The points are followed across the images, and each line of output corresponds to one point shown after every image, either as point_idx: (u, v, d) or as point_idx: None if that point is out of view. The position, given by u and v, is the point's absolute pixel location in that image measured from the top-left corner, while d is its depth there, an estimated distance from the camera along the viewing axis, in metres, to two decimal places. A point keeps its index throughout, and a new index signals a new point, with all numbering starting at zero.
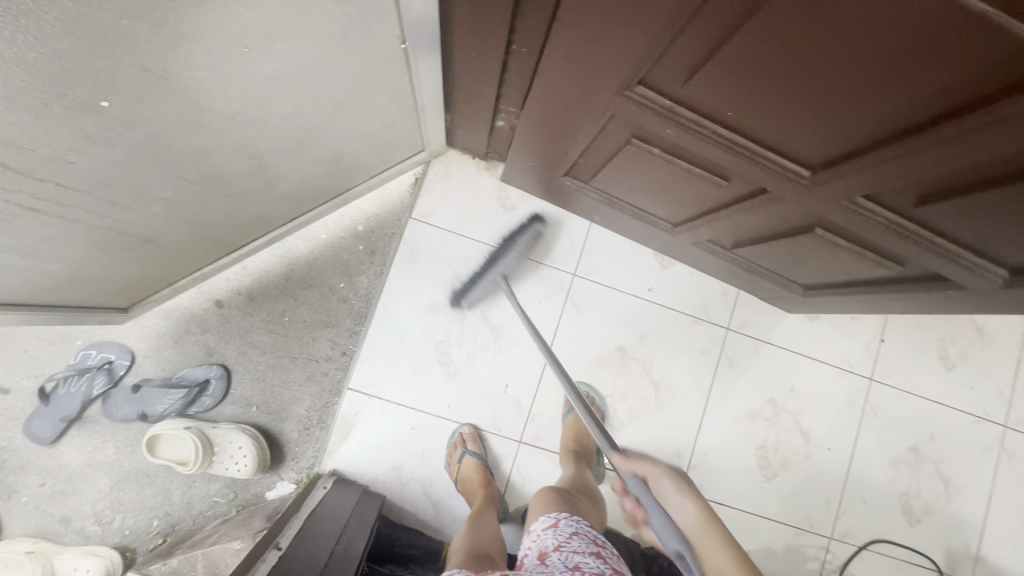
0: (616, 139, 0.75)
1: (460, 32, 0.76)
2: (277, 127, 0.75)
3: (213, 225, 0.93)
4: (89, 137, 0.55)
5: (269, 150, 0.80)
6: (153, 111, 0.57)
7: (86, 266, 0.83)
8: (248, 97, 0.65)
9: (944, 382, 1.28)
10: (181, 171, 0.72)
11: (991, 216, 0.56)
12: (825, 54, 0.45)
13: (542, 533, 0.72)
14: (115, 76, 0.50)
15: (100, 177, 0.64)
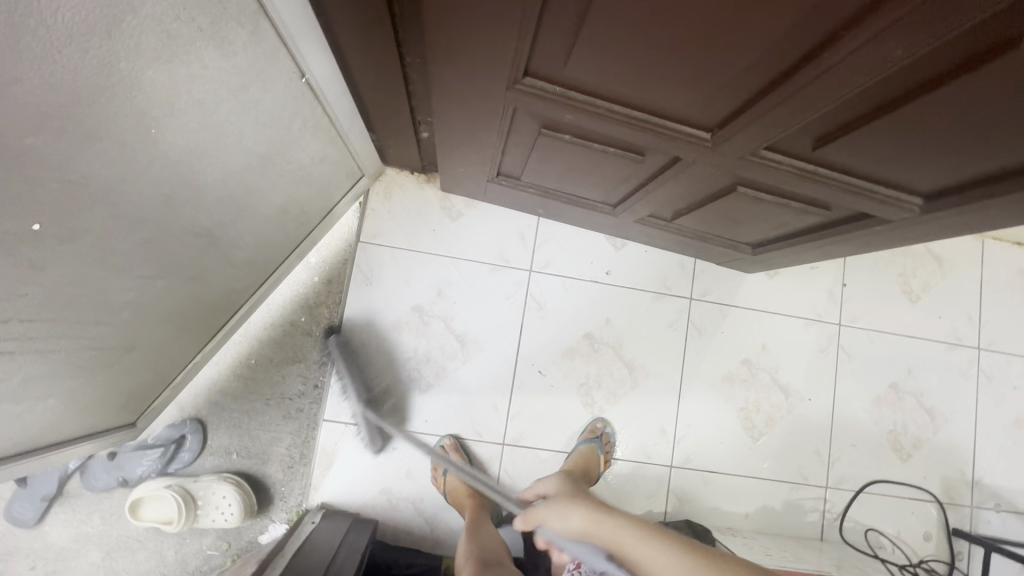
0: (528, 132, 0.76)
1: (355, 54, 0.77)
2: (214, 198, 0.73)
3: (190, 313, 0.88)
4: (34, 263, 0.51)
5: (214, 222, 0.77)
6: (88, 219, 0.54)
7: (83, 395, 0.77)
8: (175, 177, 0.63)
9: (911, 315, 1.29)
10: (142, 270, 0.68)
11: (884, 146, 0.57)
12: (675, 22, 0.46)
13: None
14: (37, 194, 0.47)
15: (63, 299, 0.58)
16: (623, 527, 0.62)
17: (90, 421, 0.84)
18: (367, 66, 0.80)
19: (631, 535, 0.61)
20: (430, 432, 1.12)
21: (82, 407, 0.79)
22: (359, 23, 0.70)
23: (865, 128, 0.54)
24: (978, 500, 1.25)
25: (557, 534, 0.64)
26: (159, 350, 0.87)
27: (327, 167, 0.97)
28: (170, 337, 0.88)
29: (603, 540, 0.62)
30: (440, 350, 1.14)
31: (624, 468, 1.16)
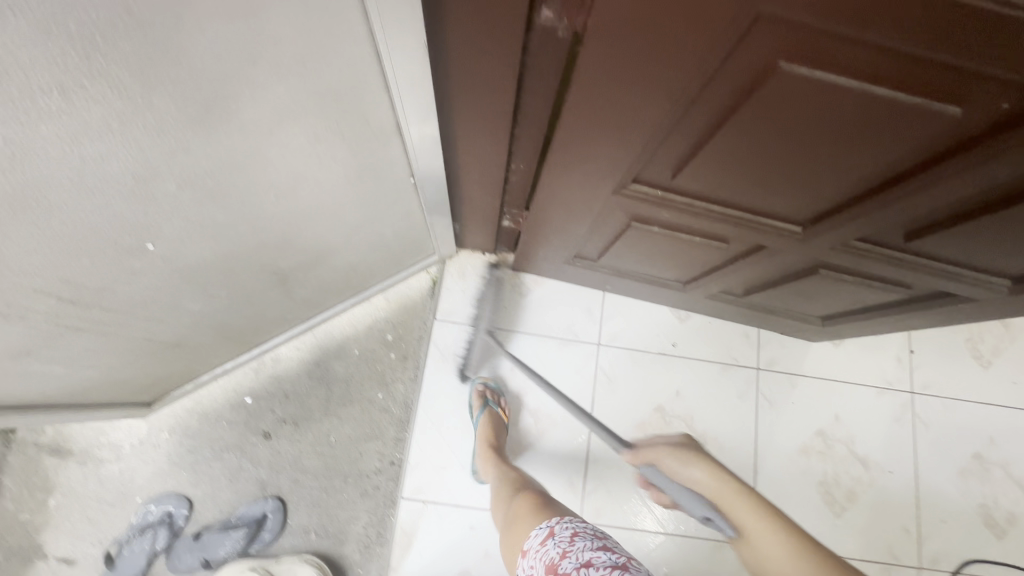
0: (618, 224, 0.83)
1: (462, 168, 0.85)
2: (300, 250, 0.88)
3: (234, 327, 1.04)
4: (135, 270, 0.68)
5: (290, 268, 0.93)
6: (192, 248, 0.71)
7: (120, 368, 0.96)
8: (275, 228, 0.78)
9: (986, 382, 1.27)
10: (210, 289, 0.84)
11: (975, 239, 0.61)
12: (786, 150, 0.52)
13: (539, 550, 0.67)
14: (163, 226, 0.63)
15: (144, 298, 0.76)
16: (712, 480, 0.63)
17: (115, 390, 1.05)
18: (460, 177, 0.89)
19: (730, 488, 0.61)
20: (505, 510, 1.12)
21: (115, 381, 1.00)
22: (473, 148, 0.78)
23: (962, 224, 0.58)
24: None
25: (672, 479, 0.65)
26: (201, 350, 1.06)
27: (405, 241, 1.08)
28: (214, 342, 1.05)
29: (707, 486, 0.63)
30: (514, 425, 1.16)
31: (707, 549, 1.13)
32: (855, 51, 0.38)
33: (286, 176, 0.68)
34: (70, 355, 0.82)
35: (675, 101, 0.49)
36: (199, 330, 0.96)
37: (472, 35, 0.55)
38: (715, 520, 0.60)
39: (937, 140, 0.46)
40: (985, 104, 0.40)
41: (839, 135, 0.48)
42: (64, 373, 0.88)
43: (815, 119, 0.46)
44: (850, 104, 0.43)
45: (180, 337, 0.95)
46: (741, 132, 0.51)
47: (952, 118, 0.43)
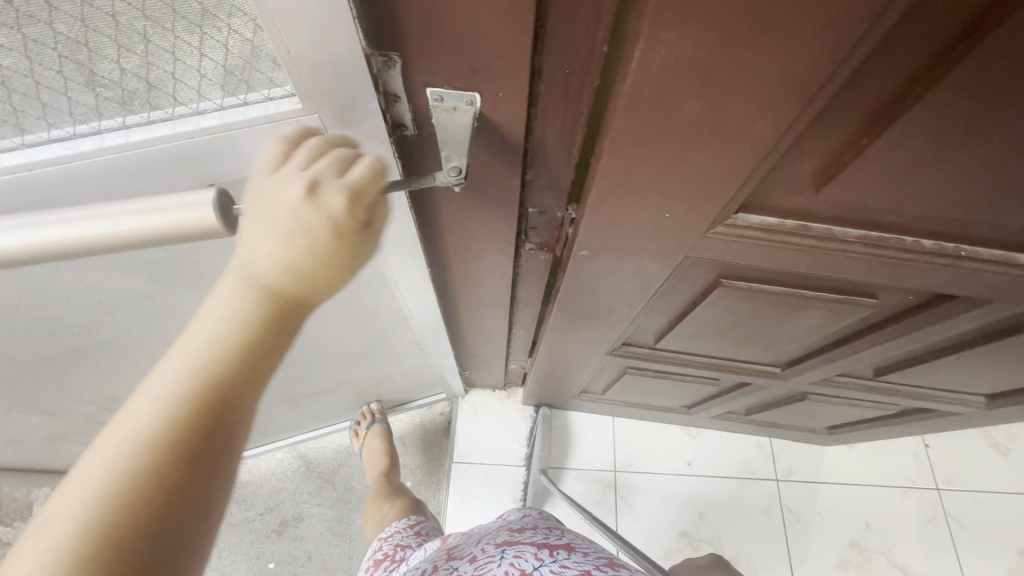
0: (614, 370, 0.90)
1: (471, 342, 0.93)
2: (314, 384, 0.96)
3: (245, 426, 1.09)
4: None
5: (304, 394, 1.00)
6: None
7: None
8: (295, 373, 0.86)
9: (1010, 470, 1.26)
10: None
11: (937, 373, 0.67)
12: (747, 324, 0.60)
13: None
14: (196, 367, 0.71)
15: None
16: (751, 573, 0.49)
17: None
18: (474, 347, 0.97)
19: None
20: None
21: None
22: (477, 332, 0.86)
23: (921, 365, 0.64)
24: None
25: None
26: None
27: (416, 381, 1.15)
28: None
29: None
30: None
31: None
32: (775, 272, 0.48)
33: (305, 347, 0.76)
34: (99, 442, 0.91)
35: (643, 303, 0.58)
36: None
37: (468, 276, 0.64)
38: None
39: (869, 316, 0.54)
40: (892, 295, 0.49)
41: (786, 315, 0.56)
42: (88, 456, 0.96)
43: (763, 308, 0.55)
44: (786, 300, 0.52)
45: None
46: (702, 316, 0.60)
47: (871, 305, 0.51)
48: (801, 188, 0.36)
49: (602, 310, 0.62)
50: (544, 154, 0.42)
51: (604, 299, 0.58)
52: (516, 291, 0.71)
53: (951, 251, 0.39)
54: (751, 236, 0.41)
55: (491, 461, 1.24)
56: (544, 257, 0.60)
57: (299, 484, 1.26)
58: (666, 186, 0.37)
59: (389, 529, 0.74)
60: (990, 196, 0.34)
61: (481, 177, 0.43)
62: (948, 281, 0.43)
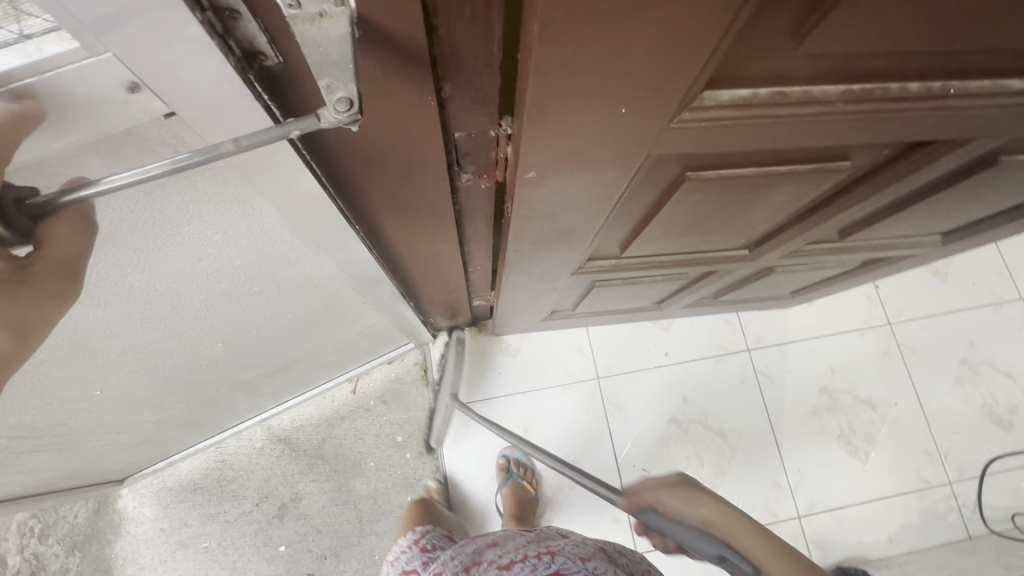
0: (582, 286, 0.85)
1: (428, 289, 0.86)
2: (263, 364, 0.87)
3: (201, 420, 1.02)
4: (80, 410, 0.67)
5: (256, 377, 0.91)
6: (141, 386, 0.70)
7: (89, 462, 0.96)
8: (236, 359, 0.78)
9: (946, 290, 1.36)
10: (169, 405, 0.83)
11: (903, 222, 0.66)
12: (715, 214, 0.56)
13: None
14: (108, 378, 0.62)
15: (96, 424, 0.75)
16: (724, 517, 0.54)
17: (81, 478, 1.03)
18: (431, 294, 0.90)
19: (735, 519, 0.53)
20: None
21: (85, 470, 0.99)
22: (430, 277, 0.79)
23: (888, 218, 0.63)
24: None
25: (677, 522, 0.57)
26: (167, 443, 1.06)
27: (378, 338, 1.08)
28: (179, 433, 1.05)
29: (721, 526, 0.54)
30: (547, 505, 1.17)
31: None
32: (747, 153, 0.42)
33: (235, 333, 0.67)
34: (28, 470, 0.80)
35: (605, 216, 0.52)
36: (164, 430, 0.96)
37: (404, 224, 0.55)
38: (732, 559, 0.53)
39: (844, 179, 0.50)
40: (869, 152, 0.45)
41: (756, 196, 0.52)
42: (25, 482, 0.87)
43: (732, 194, 0.50)
44: (759, 181, 0.47)
45: (142, 438, 0.95)
46: (670, 215, 0.54)
47: (847, 167, 0.47)
48: (778, 44, 0.29)
49: (562, 232, 0.55)
50: (459, 59, 0.33)
51: (563, 219, 0.52)
52: (463, 229, 0.64)
53: (940, 91, 0.35)
54: (722, 117, 0.34)
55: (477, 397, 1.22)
56: (485, 186, 0.52)
57: (288, 465, 1.22)
58: (617, 73, 0.29)
59: (396, 550, 0.73)
60: (994, 11, 0.28)
61: (383, 103, 0.34)
62: (932, 124, 0.39)
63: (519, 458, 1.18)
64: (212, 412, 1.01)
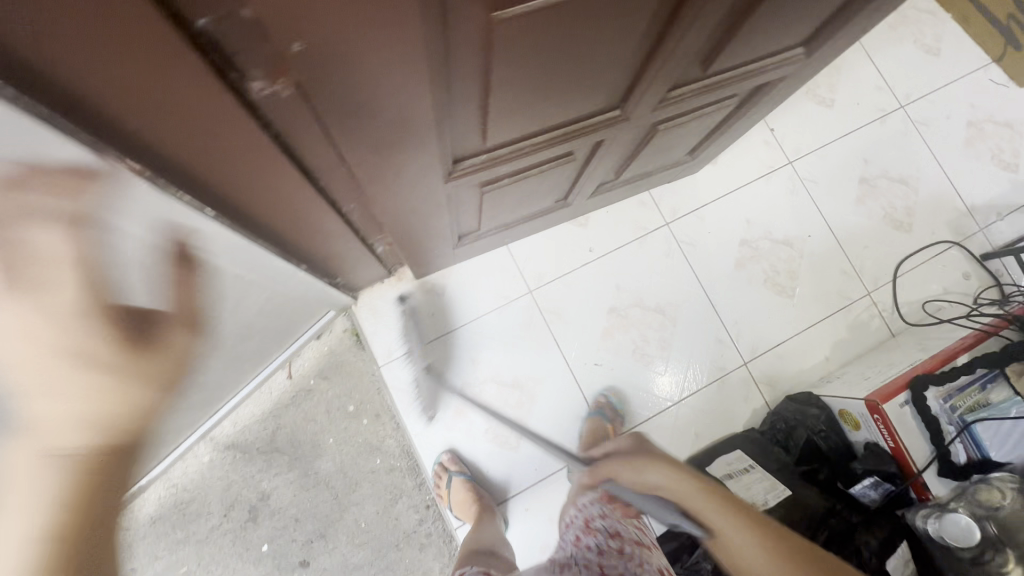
0: (472, 196, 0.80)
1: (309, 245, 0.79)
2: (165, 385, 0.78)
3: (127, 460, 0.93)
4: None
5: (162, 397, 0.83)
6: None
7: None
8: None
9: (836, 116, 1.39)
10: None
11: (756, 37, 0.64)
12: (554, 63, 0.51)
13: (587, 505, 0.81)
14: None
15: None
16: (675, 483, 0.67)
17: None
18: (319, 250, 0.83)
19: (689, 482, 0.67)
20: (559, 467, 1.16)
21: None
22: (300, 227, 0.71)
23: (738, 33, 0.60)
24: (984, 223, 1.38)
25: (632, 484, 0.70)
26: None
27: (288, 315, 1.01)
28: None
29: (670, 488, 0.67)
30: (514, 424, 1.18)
31: (708, 395, 1.23)
32: None
33: None
34: None
35: (434, 90, 0.47)
36: None
37: (217, 164, 0.49)
38: (686, 522, 0.65)
39: None
40: None
41: (588, 29, 0.48)
42: None
43: (556, 27, 0.46)
44: (576, 4, 0.43)
45: None
46: (508, 73, 0.50)
47: None
48: None
49: (397, 121, 0.50)
50: None
51: (383, 113, 0.48)
52: (302, 158, 0.55)
53: None
54: None
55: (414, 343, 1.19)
56: (289, 96, 0.44)
57: (242, 468, 1.17)
58: None
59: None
60: None
61: None
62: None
63: (616, 405, 1.19)
64: (139, 445, 0.93)
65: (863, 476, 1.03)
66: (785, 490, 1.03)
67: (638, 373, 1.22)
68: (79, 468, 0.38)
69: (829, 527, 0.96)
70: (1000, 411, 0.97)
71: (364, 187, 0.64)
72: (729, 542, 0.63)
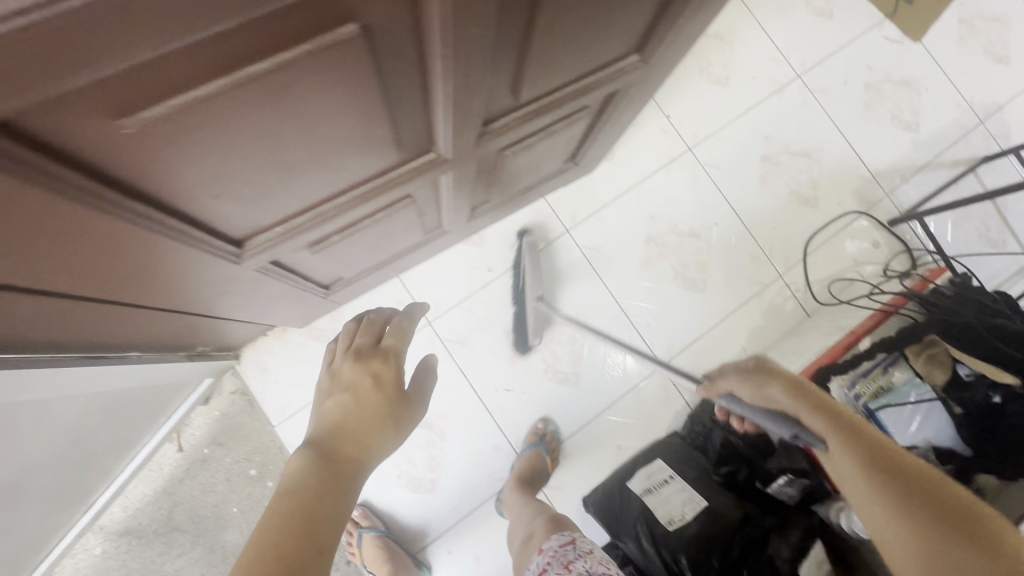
0: (303, 258, 0.72)
1: (122, 340, 0.69)
2: None
3: None
4: None
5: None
6: None
7: None
8: None
9: (732, 93, 1.34)
10: None
11: (565, 60, 0.56)
12: (295, 142, 0.43)
13: (560, 551, 0.82)
14: None
15: None
16: (793, 388, 0.68)
17: None
18: (143, 339, 0.73)
19: (804, 403, 0.66)
20: (479, 503, 1.11)
21: None
22: (86, 334, 0.60)
23: (536, 63, 0.53)
24: (890, 187, 1.36)
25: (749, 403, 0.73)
26: None
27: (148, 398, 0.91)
28: None
29: (785, 403, 0.68)
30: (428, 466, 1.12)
31: (628, 404, 1.19)
32: (146, 69, 0.28)
33: None
34: None
35: (106, 202, 0.38)
36: None
37: None
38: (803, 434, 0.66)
39: (398, 43, 0.38)
40: (367, 3, 0.33)
41: (299, 106, 0.39)
42: None
43: (261, 112, 0.37)
44: (248, 89, 0.34)
45: None
46: (216, 163, 0.41)
47: (364, 32, 0.35)
48: None
49: (84, 237, 0.40)
50: None
51: (22, 222, 0.35)
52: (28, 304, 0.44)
53: None
54: None
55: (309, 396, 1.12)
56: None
57: (140, 555, 1.08)
58: None
59: None
60: None
61: None
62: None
63: (554, 435, 1.14)
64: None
65: (778, 474, 1.00)
66: (701, 501, 0.99)
67: (552, 393, 1.17)
68: (320, 470, 0.49)
69: (742, 539, 0.93)
70: (902, 395, 0.95)
71: (134, 290, 0.54)
72: (845, 477, 0.60)
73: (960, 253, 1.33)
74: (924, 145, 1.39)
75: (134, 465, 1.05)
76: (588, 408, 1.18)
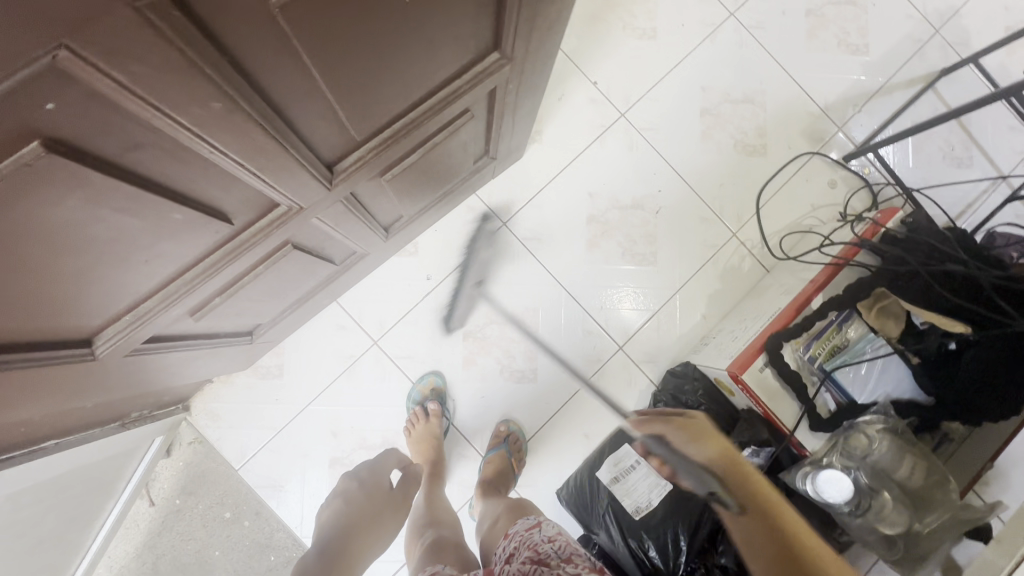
0: (190, 324, 0.68)
1: (25, 439, 0.67)
2: None
3: None
4: None
5: None
6: None
7: None
8: None
9: (661, 47, 1.24)
10: None
11: (392, 82, 0.50)
12: (65, 254, 0.38)
13: (525, 535, 0.70)
14: None
15: None
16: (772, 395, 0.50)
17: None
18: (51, 431, 0.71)
19: None
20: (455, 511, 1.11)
21: None
22: None
23: (353, 95, 0.47)
24: (843, 118, 1.27)
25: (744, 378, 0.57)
26: None
27: (92, 469, 0.90)
28: None
29: None
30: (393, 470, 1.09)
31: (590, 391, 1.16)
32: None
33: None
34: None
35: None
36: None
37: None
38: None
39: (126, 136, 0.33)
40: (34, 118, 0.27)
41: (30, 226, 0.34)
42: None
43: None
44: None
45: None
46: None
47: (57, 142, 0.30)
48: None
49: None
50: None
51: None
52: None
53: None
54: None
55: (268, 433, 1.12)
56: None
57: None
58: None
59: None
60: None
61: None
62: None
63: (517, 434, 1.12)
64: None
65: (742, 447, 0.96)
66: (667, 484, 0.96)
67: (511, 392, 1.15)
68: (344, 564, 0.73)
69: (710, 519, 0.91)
70: (856, 352, 0.90)
71: None
72: None
73: (924, 179, 1.25)
74: (877, 68, 1.28)
75: (105, 529, 1.05)
76: (550, 403, 1.15)
